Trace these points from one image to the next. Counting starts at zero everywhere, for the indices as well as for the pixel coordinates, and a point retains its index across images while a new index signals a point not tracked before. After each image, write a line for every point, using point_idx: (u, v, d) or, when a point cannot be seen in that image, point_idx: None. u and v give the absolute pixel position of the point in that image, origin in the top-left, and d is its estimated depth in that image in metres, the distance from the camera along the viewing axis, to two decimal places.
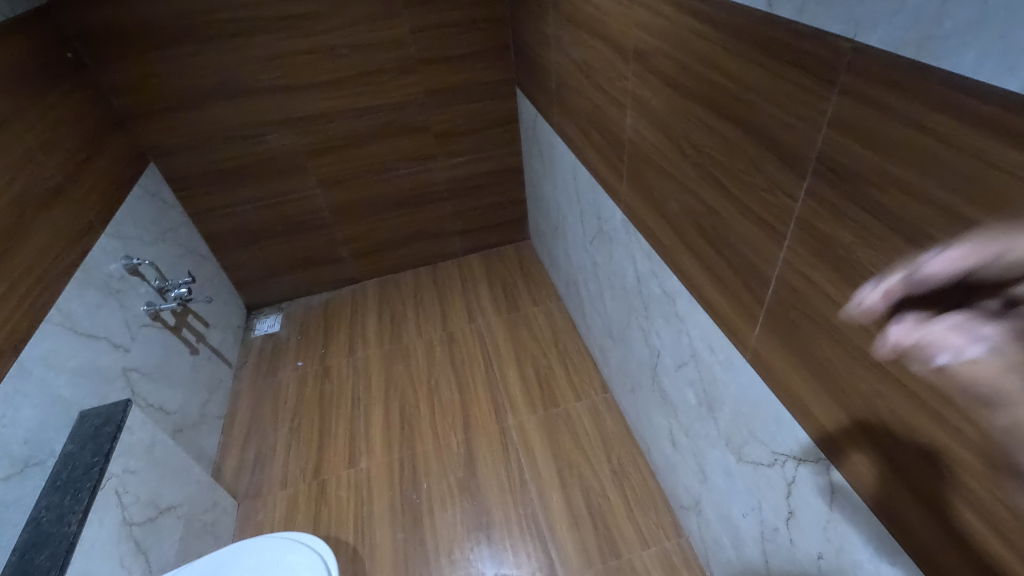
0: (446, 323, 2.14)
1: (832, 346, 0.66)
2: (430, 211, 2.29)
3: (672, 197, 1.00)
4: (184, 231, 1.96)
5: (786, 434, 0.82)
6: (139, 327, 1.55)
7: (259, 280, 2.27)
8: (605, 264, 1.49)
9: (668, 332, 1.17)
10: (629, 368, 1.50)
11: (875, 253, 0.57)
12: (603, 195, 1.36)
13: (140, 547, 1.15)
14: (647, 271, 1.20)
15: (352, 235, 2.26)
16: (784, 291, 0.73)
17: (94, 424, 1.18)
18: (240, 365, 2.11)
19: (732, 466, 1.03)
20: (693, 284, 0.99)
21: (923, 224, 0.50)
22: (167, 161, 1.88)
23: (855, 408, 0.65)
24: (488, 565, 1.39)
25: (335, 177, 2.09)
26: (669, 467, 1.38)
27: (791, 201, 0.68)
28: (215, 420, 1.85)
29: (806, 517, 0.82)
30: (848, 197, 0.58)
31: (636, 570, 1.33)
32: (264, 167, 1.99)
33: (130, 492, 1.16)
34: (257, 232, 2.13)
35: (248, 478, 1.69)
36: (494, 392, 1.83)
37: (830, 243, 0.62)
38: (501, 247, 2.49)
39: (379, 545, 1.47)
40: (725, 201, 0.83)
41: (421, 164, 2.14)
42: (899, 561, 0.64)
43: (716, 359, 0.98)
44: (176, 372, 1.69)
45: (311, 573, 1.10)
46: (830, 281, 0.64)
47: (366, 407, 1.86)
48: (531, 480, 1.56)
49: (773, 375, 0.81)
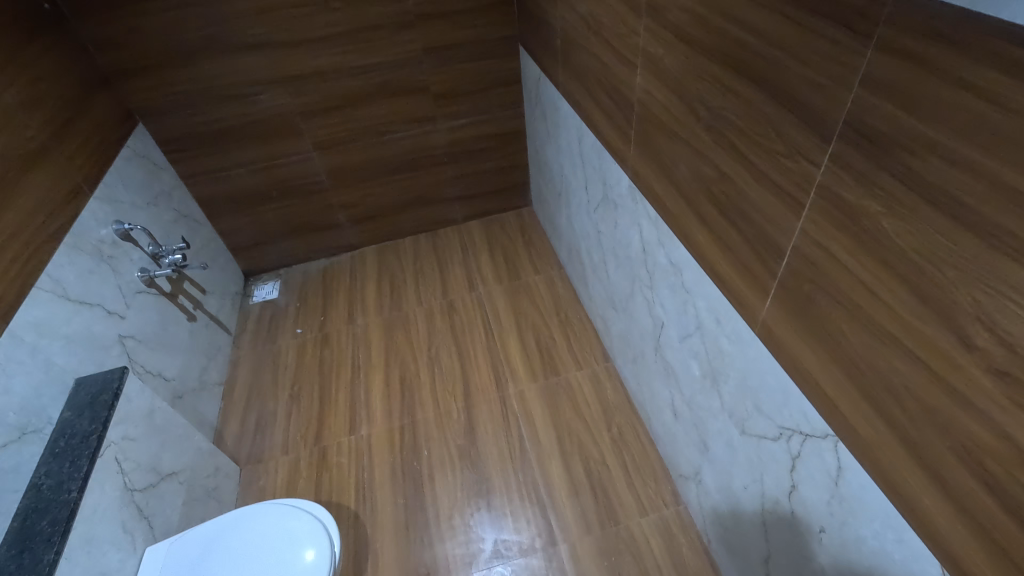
0: (446, 290, 2.11)
1: (848, 321, 0.63)
2: (429, 176, 2.23)
3: (682, 163, 0.95)
4: (176, 194, 1.91)
5: (793, 409, 0.80)
6: (133, 294, 1.53)
7: (256, 246, 2.23)
8: (609, 232, 1.45)
9: (673, 303, 1.14)
10: (632, 339, 1.48)
11: (903, 224, 0.53)
12: (610, 160, 1.31)
13: (142, 513, 1.16)
14: (653, 240, 1.16)
15: (350, 200, 2.21)
16: (799, 263, 0.70)
17: (90, 392, 1.16)
18: (239, 332, 2.10)
19: (734, 438, 1.02)
20: (702, 255, 0.96)
21: (962, 193, 0.46)
22: (156, 122, 1.82)
23: (869, 386, 0.63)
24: (489, 531, 1.41)
25: (331, 141, 2.02)
26: (669, 436, 1.38)
27: (812, 167, 0.64)
28: (215, 386, 1.85)
29: (810, 492, 0.81)
30: (877, 163, 0.54)
31: (634, 538, 1.34)
32: (257, 129, 1.92)
33: (130, 459, 1.16)
34: (252, 196, 2.08)
35: (249, 444, 1.70)
36: (495, 360, 1.82)
37: (854, 212, 0.59)
38: (502, 214, 2.44)
39: (380, 510, 1.49)
40: (739, 167, 0.78)
41: (419, 127, 2.07)
42: (904, 538, 0.63)
43: (723, 332, 0.96)
44: (173, 338, 1.68)
45: (312, 539, 1.12)
46: (851, 253, 0.60)
47: (366, 375, 1.86)
48: (531, 449, 1.56)
49: (782, 349, 0.79)
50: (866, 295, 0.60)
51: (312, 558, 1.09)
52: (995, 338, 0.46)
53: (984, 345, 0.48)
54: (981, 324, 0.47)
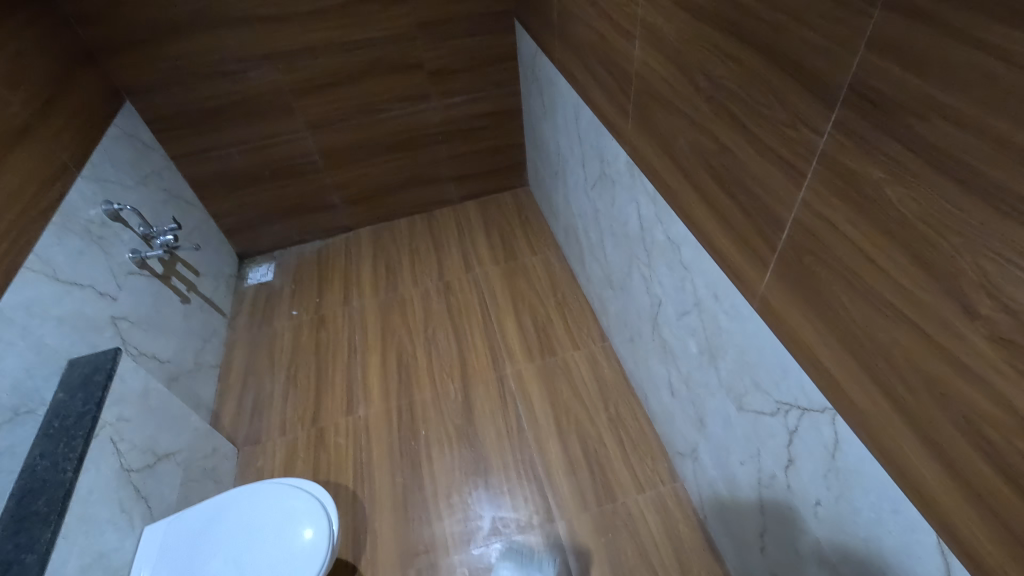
0: (443, 271, 2.10)
1: (849, 293, 0.63)
2: (424, 156, 2.20)
3: (681, 136, 0.93)
4: (166, 175, 1.88)
5: (790, 384, 0.80)
6: (125, 276, 1.51)
7: (250, 228, 2.21)
8: (606, 210, 1.44)
9: (671, 280, 1.13)
10: (629, 318, 1.47)
11: (907, 191, 0.52)
12: (607, 136, 1.29)
13: (139, 493, 1.16)
14: (651, 216, 1.15)
15: (344, 180, 2.18)
16: (800, 235, 0.69)
17: (83, 372, 1.15)
18: (234, 314, 2.08)
19: (732, 415, 1.02)
20: (701, 230, 0.95)
21: (969, 156, 0.45)
22: (144, 100, 1.78)
23: (869, 358, 0.62)
24: (486, 509, 1.42)
25: (323, 120, 1.98)
26: (667, 415, 1.38)
27: (815, 135, 0.62)
28: (211, 368, 1.85)
29: (807, 466, 0.81)
30: (882, 128, 0.53)
31: (631, 514, 1.35)
32: (248, 108, 1.88)
33: (126, 440, 1.16)
34: (245, 177, 2.05)
35: (247, 425, 1.71)
36: (492, 340, 1.82)
37: (858, 180, 0.57)
38: (499, 194, 2.41)
39: (378, 490, 1.50)
40: (740, 138, 0.77)
41: (413, 105, 2.03)
42: (901, 509, 0.63)
43: (721, 308, 0.95)
44: (167, 320, 1.67)
45: (311, 518, 1.12)
46: (853, 223, 0.59)
47: (363, 356, 1.85)
48: (529, 428, 1.57)
49: (781, 323, 0.78)
50: (867, 265, 0.59)
51: (310, 536, 1.09)
52: (999, 305, 0.46)
53: (987, 313, 0.47)
54: (984, 291, 0.47)
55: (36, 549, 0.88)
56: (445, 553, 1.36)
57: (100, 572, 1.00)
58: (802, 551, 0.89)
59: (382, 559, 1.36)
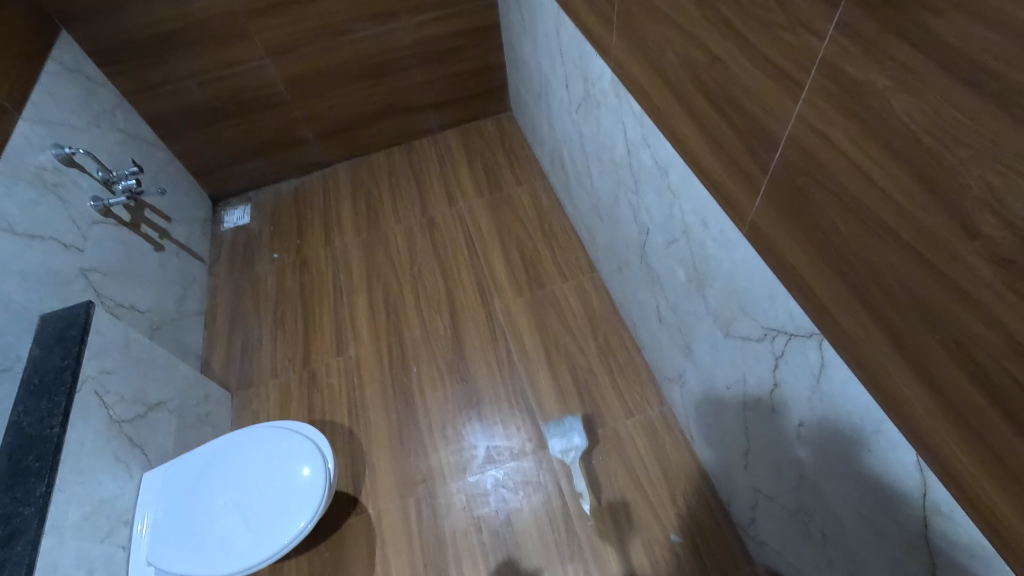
0: (425, 207, 2.03)
1: (843, 216, 0.59)
2: (398, 83, 2.06)
3: (669, 48, 0.85)
4: (120, 112, 1.75)
5: (778, 310, 0.79)
6: (89, 225, 1.44)
7: (220, 167, 2.10)
8: (591, 133, 1.36)
9: (658, 207, 1.08)
10: (617, 247, 1.44)
11: (914, 101, 0.47)
12: (590, 52, 1.18)
13: (133, 442, 1.17)
14: (638, 139, 1.08)
15: (313, 112, 2.05)
16: (794, 155, 0.64)
17: (58, 328, 1.11)
18: (213, 260, 2.03)
19: (718, 340, 1.02)
20: (689, 153, 0.89)
21: (986, 57, 0.40)
22: (83, 28, 1.61)
23: (859, 282, 0.60)
24: (480, 439, 1.46)
25: (283, 45, 1.82)
26: (654, 342, 1.38)
27: (816, 40, 0.56)
28: (195, 315, 1.82)
29: (791, 389, 0.82)
30: (892, 28, 0.47)
31: (621, 438, 1.40)
32: (198, 34, 1.71)
33: (112, 392, 1.14)
34: (206, 112, 1.91)
35: (238, 370, 1.71)
36: (479, 275, 1.79)
37: (860, 89, 0.52)
38: (480, 121, 2.29)
39: (373, 426, 1.53)
40: (731, 46, 0.69)
41: (382, 25, 1.86)
42: (882, 429, 0.64)
43: (709, 235, 0.92)
44: (142, 269, 1.61)
45: (306, 459, 1.14)
46: (850, 137, 0.55)
47: (349, 296, 1.83)
48: (519, 360, 1.58)
49: (771, 248, 0.75)
50: (865, 184, 0.55)
51: (309, 474, 1.12)
52: (1002, 223, 0.42)
53: (989, 234, 0.44)
54: (989, 210, 0.43)
55: (33, 502, 0.88)
56: (442, 482, 1.41)
57: (104, 518, 1.03)
58: (783, 468, 0.92)
59: (382, 490, 1.41)
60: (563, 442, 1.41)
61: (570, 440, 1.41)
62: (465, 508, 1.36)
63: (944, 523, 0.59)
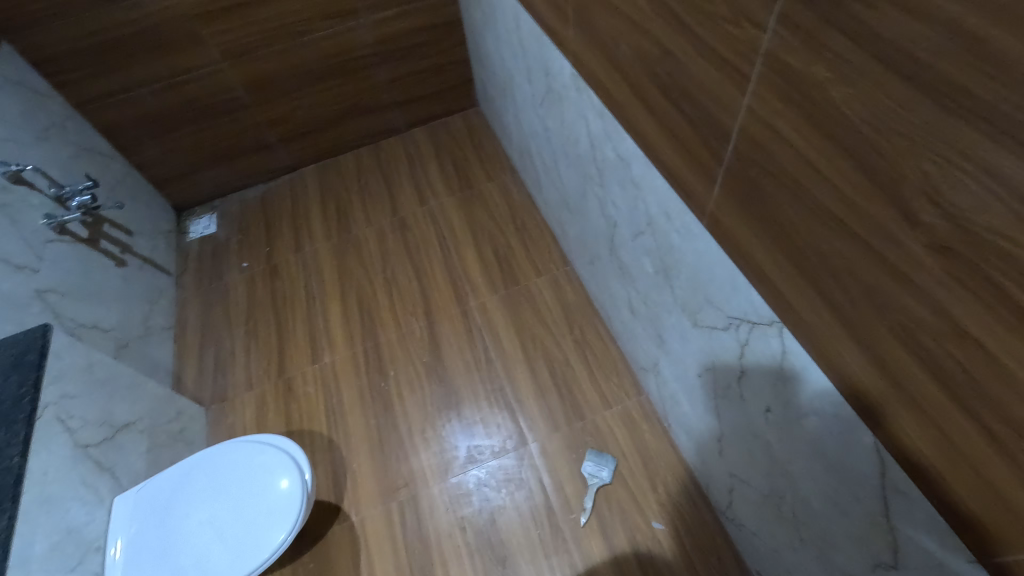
0: (396, 208, 2.00)
1: (794, 206, 0.60)
2: (361, 82, 2.02)
3: (623, 41, 0.84)
4: (71, 125, 1.68)
5: (741, 299, 0.79)
6: (43, 245, 1.39)
7: (182, 176, 2.04)
8: (556, 127, 1.35)
9: (624, 200, 1.09)
10: (588, 240, 1.44)
11: (852, 92, 0.47)
12: (550, 46, 1.17)
13: (102, 466, 1.14)
14: (600, 133, 1.08)
15: (276, 116, 2.00)
16: (745, 146, 0.64)
17: (12, 355, 1.05)
18: (180, 272, 1.98)
19: (687, 330, 1.03)
20: (649, 146, 0.89)
21: (916, 48, 0.40)
22: (24, 39, 1.55)
23: (813, 271, 0.60)
24: (461, 439, 1.46)
25: (239, 47, 1.77)
26: (629, 333, 1.39)
27: (758, 32, 0.56)
28: (164, 330, 1.78)
29: (757, 375, 0.83)
30: (828, 20, 0.47)
31: (600, 430, 1.41)
32: (148, 40, 1.65)
33: (76, 417, 1.11)
34: (163, 120, 1.86)
35: (211, 384, 1.68)
36: (453, 274, 1.78)
37: (802, 80, 0.52)
38: (447, 117, 2.26)
39: (352, 433, 1.51)
40: (680, 39, 0.69)
41: (341, 23, 1.82)
42: (840, 412, 0.66)
43: (673, 227, 0.92)
44: (103, 286, 1.56)
45: (283, 471, 1.12)
46: (796, 129, 0.55)
47: (323, 302, 1.80)
48: (497, 358, 1.58)
49: (730, 239, 0.76)
50: (812, 174, 0.55)
51: (287, 486, 1.10)
52: (939, 211, 0.43)
53: (929, 221, 0.44)
54: (926, 198, 0.44)
55: None
56: (424, 485, 1.40)
57: (73, 546, 1.00)
58: (754, 452, 0.94)
59: (364, 496, 1.41)
60: (595, 468, 1.34)
61: (599, 472, 1.33)
62: (449, 509, 1.36)
63: (901, 501, 0.61)
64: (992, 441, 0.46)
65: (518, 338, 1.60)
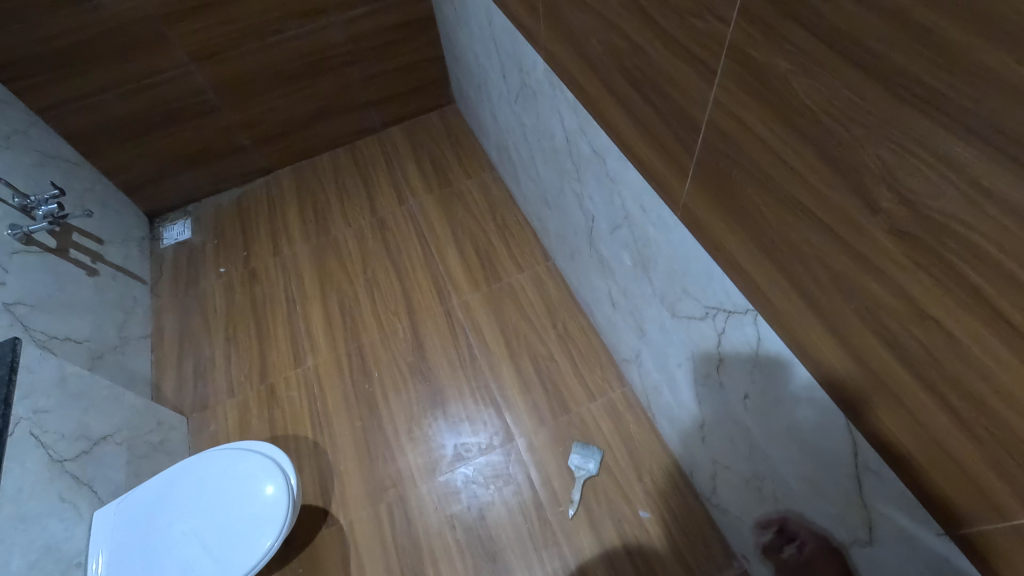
0: (375, 208, 1.99)
1: (762, 195, 0.61)
2: (336, 81, 2.00)
3: (593, 36, 0.85)
4: (33, 132, 1.63)
5: (716, 289, 0.81)
6: (8, 256, 1.36)
7: (153, 181, 2.00)
8: (532, 123, 1.35)
9: (600, 194, 1.09)
10: (567, 234, 1.45)
11: (813, 84, 0.48)
12: (522, 42, 1.17)
13: (80, 480, 1.12)
14: (575, 127, 1.08)
15: (249, 117, 1.97)
16: (714, 138, 0.65)
17: None
18: (155, 279, 1.94)
19: (666, 320, 1.04)
20: (623, 141, 0.90)
21: (870, 40, 0.41)
22: None
23: (783, 259, 0.62)
24: (447, 438, 1.46)
25: (208, 48, 1.73)
26: (610, 325, 1.40)
27: (722, 26, 0.56)
28: (141, 340, 1.74)
29: (735, 363, 0.85)
30: (788, 13, 0.48)
31: (585, 423, 1.42)
32: (113, 42, 1.60)
33: (50, 431, 1.09)
34: (131, 125, 1.81)
35: (192, 392, 1.65)
36: (434, 273, 1.77)
37: (766, 73, 0.53)
38: (423, 116, 2.25)
39: (338, 436, 1.50)
40: (649, 34, 0.70)
41: (313, 22, 1.79)
42: (813, 396, 0.67)
43: (649, 220, 0.93)
44: (74, 296, 1.53)
45: (267, 478, 1.11)
46: (762, 119, 0.56)
47: (303, 305, 1.78)
48: (481, 355, 1.58)
49: (703, 230, 0.77)
50: (778, 164, 0.56)
51: (273, 493, 1.09)
52: (898, 198, 0.44)
53: (888, 208, 0.46)
54: (885, 184, 0.45)
55: None
56: (412, 485, 1.40)
57: (52, 564, 0.98)
58: (735, 438, 0.96)
59: (352, 499, 1.40)
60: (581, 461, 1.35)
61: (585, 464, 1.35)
62: (438, 508, 1.36)
63: (873, 479, 0.63)
64: (954, 418, 0.47)
65: (501, 335, 1.60)
